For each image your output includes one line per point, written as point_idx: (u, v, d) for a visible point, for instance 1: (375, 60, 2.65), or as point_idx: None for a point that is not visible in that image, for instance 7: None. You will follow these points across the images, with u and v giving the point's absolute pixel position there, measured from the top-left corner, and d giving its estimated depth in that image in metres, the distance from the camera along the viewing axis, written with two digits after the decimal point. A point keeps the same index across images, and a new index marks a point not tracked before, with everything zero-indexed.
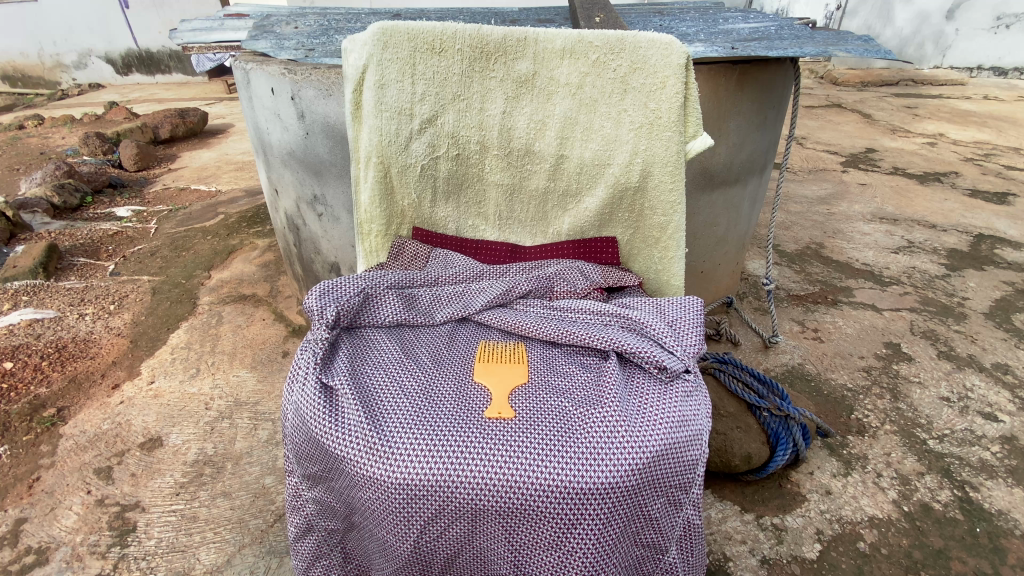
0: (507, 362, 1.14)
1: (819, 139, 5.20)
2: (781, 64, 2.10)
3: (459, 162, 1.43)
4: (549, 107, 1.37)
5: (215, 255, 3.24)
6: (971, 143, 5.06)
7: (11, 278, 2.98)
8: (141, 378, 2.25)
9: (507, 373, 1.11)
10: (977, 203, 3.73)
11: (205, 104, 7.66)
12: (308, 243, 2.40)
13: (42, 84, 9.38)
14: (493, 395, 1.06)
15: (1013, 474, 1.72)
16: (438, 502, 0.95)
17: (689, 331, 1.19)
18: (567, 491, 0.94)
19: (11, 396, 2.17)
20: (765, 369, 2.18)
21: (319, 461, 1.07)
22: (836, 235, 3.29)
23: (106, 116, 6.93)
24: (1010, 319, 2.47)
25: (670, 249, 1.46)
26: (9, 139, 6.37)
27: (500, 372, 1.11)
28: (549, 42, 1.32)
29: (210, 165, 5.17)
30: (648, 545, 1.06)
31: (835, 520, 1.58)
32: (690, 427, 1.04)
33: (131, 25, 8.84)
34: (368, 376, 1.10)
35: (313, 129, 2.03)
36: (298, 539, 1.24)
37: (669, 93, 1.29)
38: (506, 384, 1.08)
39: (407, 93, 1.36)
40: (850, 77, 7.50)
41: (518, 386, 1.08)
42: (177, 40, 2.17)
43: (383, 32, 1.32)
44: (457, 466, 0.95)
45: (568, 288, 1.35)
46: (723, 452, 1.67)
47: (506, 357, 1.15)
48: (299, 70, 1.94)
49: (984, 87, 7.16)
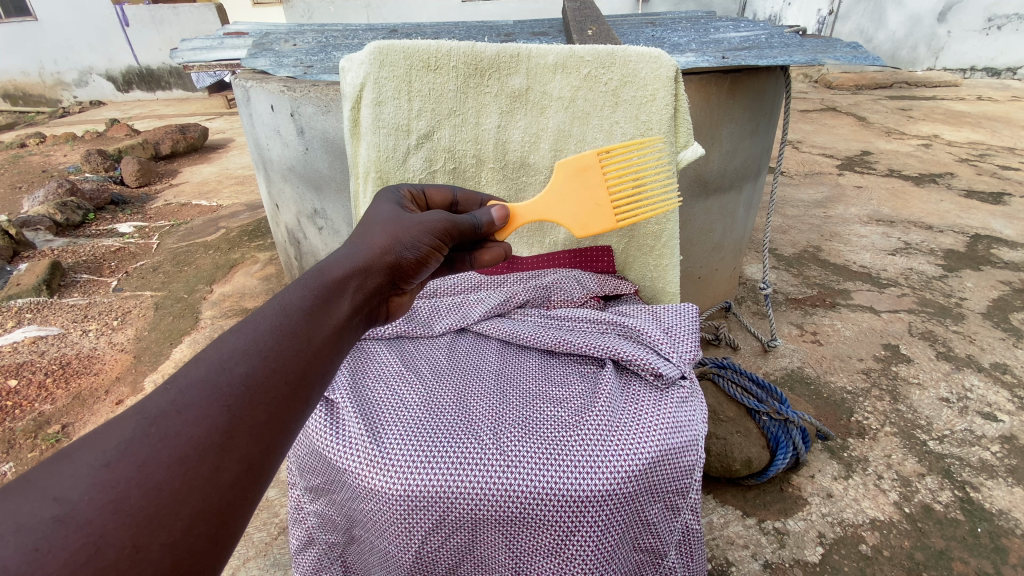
0: (603, 185, 1.19)
1: (814, 142, 5.25)
2: (772, 71, 2.12)
3: (456, 175, 1.45)
4: (542, 120, 1.39)
5: (217, 270, 3.26)
6: (966, 144, 5.09)
7: (15, 296, 3.02)
8: (144, 393, 2.26)
9: (584, 195, 1.19)
10: (974, 204, 3.76)
11: (205, 119, 7.74)
12: (309, 256, 2.43)
13: (42, 102, 9.49)
14: (500, 225, 1.07)
15: (1013, 474, 1.72)
16: (403, 504, 0.97)
17: (686, 337, 1.21)
18: (567, 498, 0.95)
19: (16, 414, 2.20)
20: (765, 373, 2.20)
21: (322, 473, 1.11)
22: (834, 238, 3.31)
23: (108, 133, 7.01)
24: (1008, 319, 2.48)
25: (664, 257, 1.47)
26: (12, 158, 6.43)
27: (574, 194, 1.18)
28: (542, 58, 1.35)
29: (210, 180, 5.22)
30: (647, 550, 1.08)
31: (837, 523, 1.59)
32: (685, 433, 1.05)
33: (131, 41, 8.99)
34: (369, 389, 1.14)
35: (312, 145, 2.05)
36: (300, 551, 1.27)
37: (659, 106, 1.31)
38: (564, 216, 1.18)
39: (404, 110, 1.39)
40: (844, 81, 7.65)
41: (583, 223, 1.20)
42: (179, 59, 2.22)
43: (380, 52, 1.36)
44: (406, 469, 0.97)
45: (565, 297, 1.37)
46: (723, 457, 1.68)
47: (609, 185, 1.20)
48: (298, 87, 1.97)
49: (978, 87, 7.19)
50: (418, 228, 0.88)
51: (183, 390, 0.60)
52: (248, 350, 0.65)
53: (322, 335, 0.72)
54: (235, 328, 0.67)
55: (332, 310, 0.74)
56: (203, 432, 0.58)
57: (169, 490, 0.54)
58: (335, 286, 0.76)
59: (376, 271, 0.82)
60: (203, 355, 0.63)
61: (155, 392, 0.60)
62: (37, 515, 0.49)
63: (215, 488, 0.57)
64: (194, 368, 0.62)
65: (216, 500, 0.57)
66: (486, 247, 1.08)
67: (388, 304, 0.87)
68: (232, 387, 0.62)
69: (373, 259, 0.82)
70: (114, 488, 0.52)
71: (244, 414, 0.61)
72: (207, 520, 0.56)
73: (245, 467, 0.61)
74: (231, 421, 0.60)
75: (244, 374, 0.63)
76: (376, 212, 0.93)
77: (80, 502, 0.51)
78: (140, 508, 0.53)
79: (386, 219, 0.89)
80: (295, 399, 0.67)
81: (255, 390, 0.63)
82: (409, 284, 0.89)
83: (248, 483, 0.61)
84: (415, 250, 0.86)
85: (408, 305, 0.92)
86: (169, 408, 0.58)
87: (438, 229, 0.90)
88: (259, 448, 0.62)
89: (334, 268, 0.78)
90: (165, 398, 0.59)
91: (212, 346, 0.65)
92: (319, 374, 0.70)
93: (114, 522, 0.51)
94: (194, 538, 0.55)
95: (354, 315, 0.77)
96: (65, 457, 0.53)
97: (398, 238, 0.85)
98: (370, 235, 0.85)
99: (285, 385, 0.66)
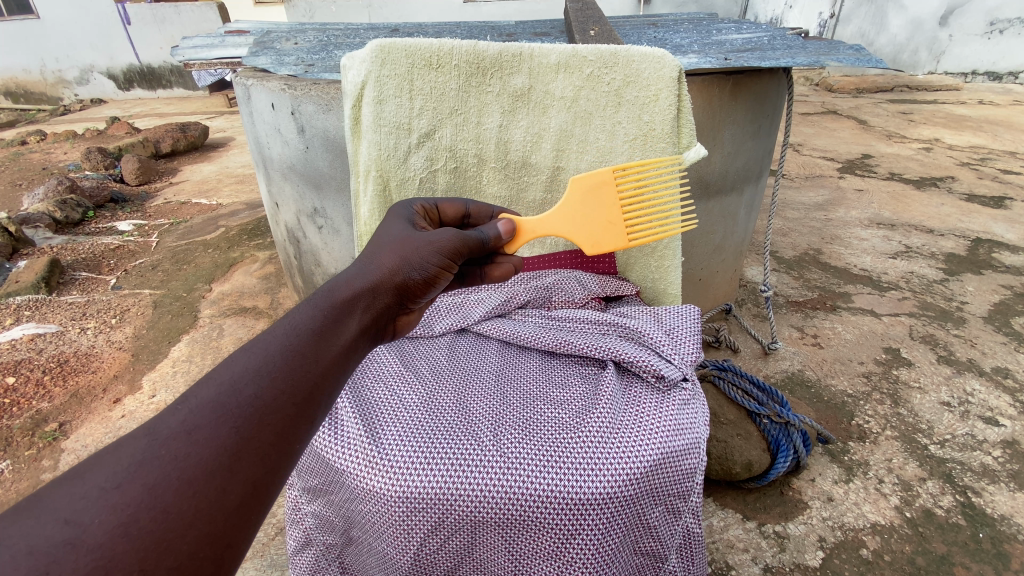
0: (617, 203, 1.17)
1: (815, 145, 5.24)
2: (774, 73, 2.11)
3: (457, 175, 1.45)
4: (544, 120, 1.39)
5: (216, 268, 3.25)
6: (967, 148, 5.08)
7: (13, 293, 3.01)
8: (142, 392, 2.25)
9: (595, 209, 1.17)
10: (974, 207, 3.75)
11: (205, 118, 7.74)
12: (308, 255, 2.42)
13: (43, 100, 9.49)
14: (506, 239, 1.05)
15: (1015, 479, 1.71)
16: (402, 506, 0.96)
17: (688, 339, 1.21)
18: (568, 500, 0.94)
19: (13, 412, 2.19)
20: (765, 376, 2.19)
21: (320, 475, 1.11)
22: (834, 240, 3.30)
23: (108, 131, 7.00)
24: (1009, 323, 2.47)
25: (666, 259, 1.46)
26: (12, 154, 6.42)
27: (587, 211, 1.17)
28: (544, 57, 1.35)
29: (210, 178, 5.21)
30: (647, 553, 1.07)
31: (838, 527, 1.58)
32: (687, 436, 1.04)
33: (132, 38, 8.98)
34: (369, 390, 1.13)
35: (312, 144, 2.05)
36: (297, 552, 1.25)
37: (662, 106, 1.30)
38: (576, 234, 1.17)
39: (405, 108, 1.38)
40: (845, 84, 7.65)
41: (595, 237, 1.19)
42: (179, 56, 2.21)
43: (381, 49, 1.36)
44: (406, 471, 0.96)
45: (567, 298, 1.36)
46: (723, 460, 1.67)
47: (621, 200, 1.17)
48: (298, 86, 1.96)
49: (979, 92, 7.18)
50: (427, 248, 0.87)
51: (195, 410, 0.61)
52: (259, 371, 0.66)
53: (330, 354, 0.73)
54: (245, 348, 0.68)
55: (339, 331, 0.75)
56: (213, 454, 0.59)
57: (177, 513, 0.55)
58: (344, 305, 0.77)
59: (384, 294, 0.82)
60: (214, 374, 0.65)
61: (166, 412, 0.61)
62: (47, 537, 0.50)
63: (220, 510, 0.58)
64: (205, 388, 0.63)
65: (221, 523, 0.58)
66: (496, 263, 1.10)
67: (396, 324, 0.87)
68: (241, 408, 0.63)
69: (383, 281, 0.82)
70: (123, 512, 0.53)
71: (252, 435, 0.62)
72: (212, 543, 0.57)
73: (250, 488, 0.62)
74: (240, 442, 0.61)
75: (253, 394, 0.64)
76: (386, 231, 0.93)
77: (90, 526, 0.51)
78: (148, 531, 0.53)
79: (396, 239, 0.88)
80: (301, 418, 0.68)
81: (263, 411, 0.64)
82: (417, 302, 0.89)
83: (254, 504, 0.62)
84: (424, 271, 0.86)
85: (416, 322, 0.91)
86: (179, 428, 0.59)
87: (449, 248, 0.89)
88: (264, 469, 0.63)
89: (343, 289, 0.78)
90: (176, 418, 0.60)
91: (223, 364, 0.66)
92: (326, 392, 0.71)
93: (122, 545, 0.51)
94: (199, 561, 0.56)
95: (362, 335, 0.78)
96: (76, 478, 0.54)
97: (406, 258, 0.85)
98: (381, 255, 0.85)
99: (292, 405, 0.67)
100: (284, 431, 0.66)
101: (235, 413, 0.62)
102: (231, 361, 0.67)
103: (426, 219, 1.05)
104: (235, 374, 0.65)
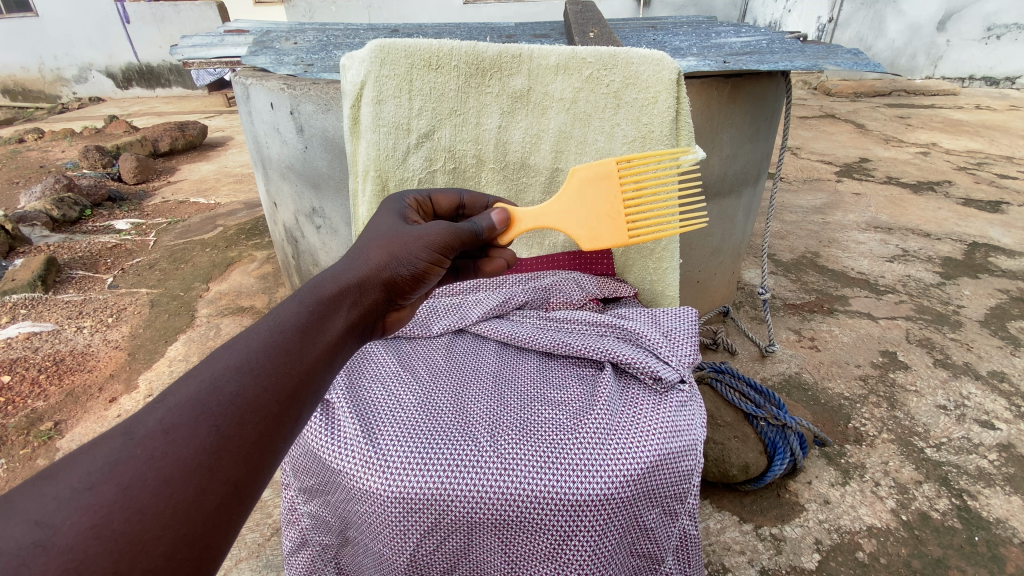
0: (613, 198, 1.17)
1: (813, 149, 5.26)
2: (772, 76, 2.11)
3: (455, 175, 1.44)
4: (544, 121, 1.39)
5: (213, 268, 3.25)
6: (964, 153, 5.11)
7: (10, 291, 3.00)
8: (138, 391, 2.24)
9: (590, 206, 1.16)
10: (971, 212, 3.77)
11: (205, 117, 7.73)
12: (307, 255, 2.41)
13: (42, 98, 9.47)
14: (500, 230, 1.05)
15: (1010, 482, 1.72)
16: (399, 506, 0.96)
17: (684, 340, 1.21)
18: (564, 502, 0.94)
19: (9, 410, 2.18)
20: (762, 378, 2.20)
21: (316, 475, 1.10)
22: (832, 244, 3.31)
23: (106, 129, 6.98)
24: (1005, 327, 2.48)
25: (664, 260, 1.46)
26: (10, 153, 6.40)
27: (585, 204, 1.17)
28: (543, 59, 1.35)
29: (209, 177, 5.21)
30: (644, 555, 1.08)
31: (834, 530, 1.58)
32: (683, 437, 1.04)
33: (132, 37, 8.97)
34: (367, 391, 1.13)
35: (311, 143, 2.04)
36: (292, 553, 1.24)
37: (661, 108, 1.30)
38: (573, 227, 1.16)
39: (404, 108, 1.38)
40: (843, 88, 7.67)
41: (590, 235, 1.18)
42: (178, 55, 2.20)
43: (381, 49, 1.36)
44: (402, 472, 0.96)
45: (565, 299, 1.37)
46: (721, 462, 1.68)
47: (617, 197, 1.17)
48: (298, 85, 1.95)
49: (976, 97, 7.20)
50: (417, 244, 0.87)
51: (171, 410, 0.60)
52: (242, 370, 0.66)
53: (315, 352, 0.73)
54: (227, 345, 0.68)
55: (325, 328, 0.75)
56: (190, 454, 0.59)
57: (153, 514, 0.55)
58: (330, 302, 0.77)
59: (371, 289, 0.82)
60: (193, 373, 0.64)
61: (144, 411, 0.60)
62: (17, 539, 0.50)
63: (199, 510, 0.58)
64: (184, 387, 0.62)
65: (199, 524, 0.58)
66: (490, 257, 1.10)
67: (384, 319, 0.87)
68: (222, 407, 0.63)
69: (371, 277, 0.82)
70: (97, 513, 0.52)
71: (232, 434, 0.62)
72: (190, 545, 0.57)
73: (231, 488, 0.61)
74: (220, 442, 0.61)
75: (234, 393, 0.64)
76: (377, 225, 0.92)
77: (62, 528, 0.51)
78: (123, 533, 0.53)
79: (385, 233, 0.88)
80: (284, 417, 0.68)
81: (245, 410, 0.64)
82: (406, 299, 0.89)
83: (234, 505, 0.62)
84: (413, 267, 0.86)
85: (407, 318, 0.93)
86: (156, 428, 0.59)
87: (440, 243, 0.89)
88: (246, 470, 0.63)
89: (329, 283, 0.78)
90: (154, 417, 0.59)
91: (203, 362, 0.66)
92: (311, 391, 0.71)
93: (95, 548, 0.51)
94: (177, 562, 0.56)
95: (348, 331, 0.78)
96: (49, 478, 0.54)
97: (394, 254, 0.85)
98: (370, 250, 0.85)
99: (276, 403, 0.67)
100: (267, 430, 0.66)
101: (212, 412, 0.62)
102: (212, 358, 0.66)
103: (418, 212, 1.05)
104: (213, 372, 0.64)
